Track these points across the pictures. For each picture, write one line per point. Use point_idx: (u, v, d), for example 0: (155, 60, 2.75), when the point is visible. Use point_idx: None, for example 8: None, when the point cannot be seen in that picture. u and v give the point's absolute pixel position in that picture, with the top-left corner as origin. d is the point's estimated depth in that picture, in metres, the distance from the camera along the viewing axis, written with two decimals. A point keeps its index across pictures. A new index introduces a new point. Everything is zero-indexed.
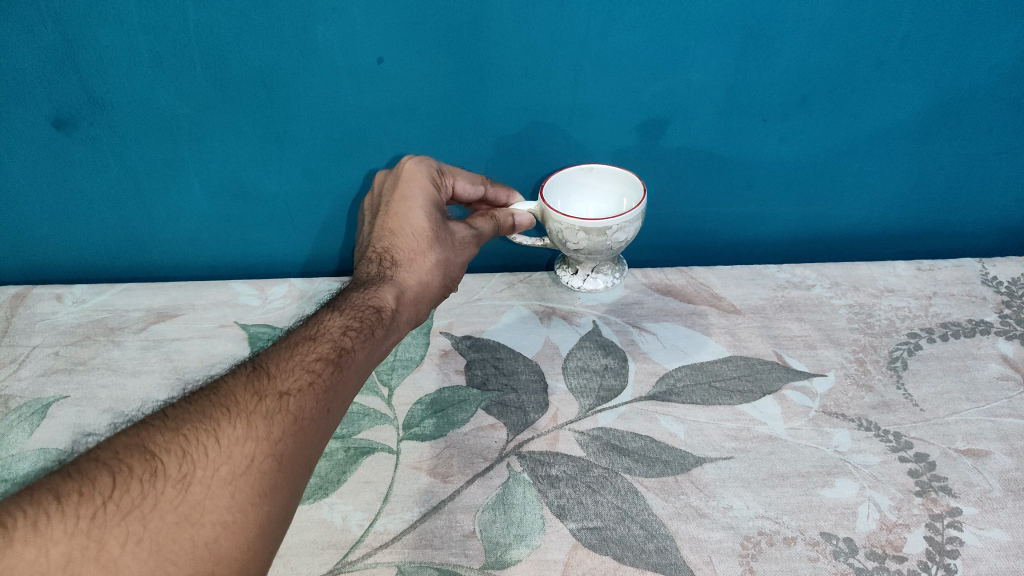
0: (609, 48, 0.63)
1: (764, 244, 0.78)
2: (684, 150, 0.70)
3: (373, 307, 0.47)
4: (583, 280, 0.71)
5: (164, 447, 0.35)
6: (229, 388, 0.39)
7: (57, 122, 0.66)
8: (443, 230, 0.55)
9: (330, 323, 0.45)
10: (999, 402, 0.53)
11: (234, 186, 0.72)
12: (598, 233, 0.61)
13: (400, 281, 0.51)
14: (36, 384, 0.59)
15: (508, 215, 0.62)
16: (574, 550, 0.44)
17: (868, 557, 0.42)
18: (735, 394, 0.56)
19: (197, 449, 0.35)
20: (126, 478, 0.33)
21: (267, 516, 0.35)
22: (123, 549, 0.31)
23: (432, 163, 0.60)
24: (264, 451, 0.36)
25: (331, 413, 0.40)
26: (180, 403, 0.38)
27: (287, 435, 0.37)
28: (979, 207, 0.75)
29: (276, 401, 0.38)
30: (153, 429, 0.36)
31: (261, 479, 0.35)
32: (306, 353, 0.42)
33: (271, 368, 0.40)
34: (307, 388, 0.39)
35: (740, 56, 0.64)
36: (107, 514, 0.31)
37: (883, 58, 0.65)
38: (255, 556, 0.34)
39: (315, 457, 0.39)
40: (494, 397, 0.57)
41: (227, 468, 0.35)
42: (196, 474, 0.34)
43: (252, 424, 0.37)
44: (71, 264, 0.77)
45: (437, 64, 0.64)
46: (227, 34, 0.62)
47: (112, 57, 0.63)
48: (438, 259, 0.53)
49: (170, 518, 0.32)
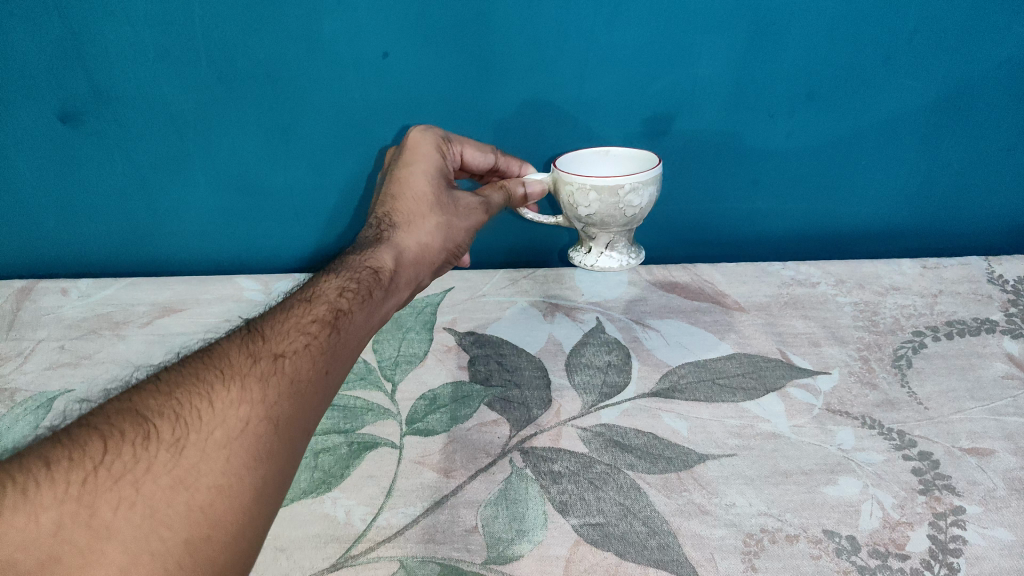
0: (614, 44, 0.64)
1: (769, 242, 0.76)
2: (691, 145, 0.70)
3: (370, 268, 0.45)
4: (596, 257, 0.67)
5: (156, 411, 0.30)
6: (222, 351, 0.35)
7: (62, 116, 0.67)
8: (446, 195, 0.54)
9: (326, 286, 0.43)
10: (1003, 401, 0.53)
11: (240, 180, 0.71)
12: (610, 191, 0.58)
13: (398, 243, 0.49)
14: (40, 376, 0.59)
15: (519, 183, 0.62)
16: (576, 546, 0.43)
17: (870, 555, 0.42)
18: (739, 391, 0.56)
19: (190, 413, 0.31)
20: (117, 443, 0.28)
21: (262, 482, 0.30)
22: (115, 514, 0.26)
23: (438, 132, 0.60)
24: (260, 414, 0.32)
25: (331, 376, 0.36)
26: (172, 368, 0.34)
27: (284, 398, 0.33)
28: (985, 206, 0.73)
29: (271, 363, 0.34)
30: (145, 394, 0.31)
31: (258, 442, 0.31)
32: (302, 316, 0.39)
33: (265, 331, 0.37)
34: (304, 349, 0.36)
35: (746, 51, 0.65)
36: (98, 479, 0.27)
37: (890, 53, 0.65)
38: (253, 523, 0.29)
39: (313, 422, 0.35)
40: (496, 393, 0.57)
41: (222, 431, 0.30)
42: (191, 437, 0.30)
43: (247, 386, 0.32)
44: (73, 260, 0.76)
45: (442, 59, 0.65)
46: (235, 31, 0.63)
47: (117, 52, 0.64)
48: (438, 223, 0.52)
49: (163, 482, 0.28)
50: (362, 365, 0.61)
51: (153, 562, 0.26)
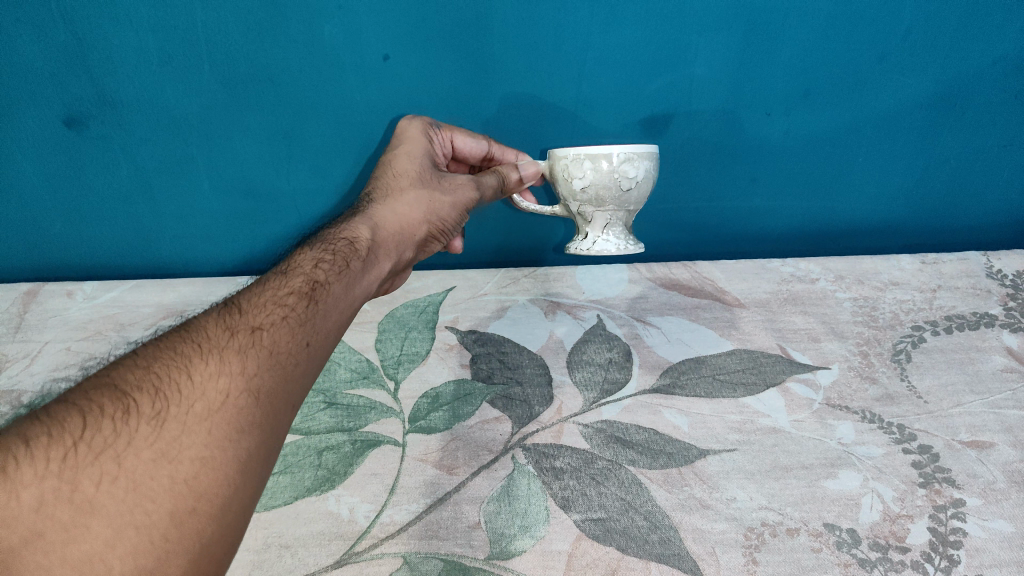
0: (611, 44, 0.65)
1: (768, 241, 0.76)
2: (690, 143, 0.70)
3: (347, 240, 0.46)
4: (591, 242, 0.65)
5: (135, 385, 0.30)
6: (199, 326, 0.35)
7: (67, 120, 0.68)
8: (429, 175, 0.55)
9: (301, 260, 0.43)
10: (1002, 395, 0.53)
11: (242, 182, 0.72)
12: (602, 157, 0.57)
13: (378, 215, 0.50)
14: (47, 378, 0.59)
15: (512, 168, 0.62)
16: (578, 541, 0.44)
17: (871, 547, 0.42)
18: (739, 387, 0.56)
19: (170, 386, 0.30)
20: (97, 418, 0.28)
21: (246, 454, 0.30)
22: (98, 489, 0.26)
23: (424, 119, 0.61)
24: (240, 386, 0.32)
25: (310, 347, 0.37)
26: (147, 345, 0.33)
27: (263, 370, 0.33)
28: (986, 202, 0.73)
29: (249, 336, 0.34)
30: (123, 369, 0.31)
31: (239, 414, 0.31)
32: (278, 289, 0.39)
33: (242, 305, 0.37)
34: (282, 322, 0.36)
35: (743, 50, 0.65)
36: (79, 455, 0.27)
37: (886, 52, 0.66)
38: (237, 493, 0.29)
39: (295, 393, 0.35)
40: (498, 390, 0.57)
41: (202, 404, 0.30)
42: (171, 410, 0.29)
43: (226, 359, 0.32)
44: (78, 264, 0.76)
45: (441, 60, 0.65)
46: (236, 35, 0.64)
47: (121, 58, 0.65)
48: (419, 196, 0.52)
49: (145, 456, 0.28)
50: (366, 364, 0.61)
51: (139, 535, 0.26)
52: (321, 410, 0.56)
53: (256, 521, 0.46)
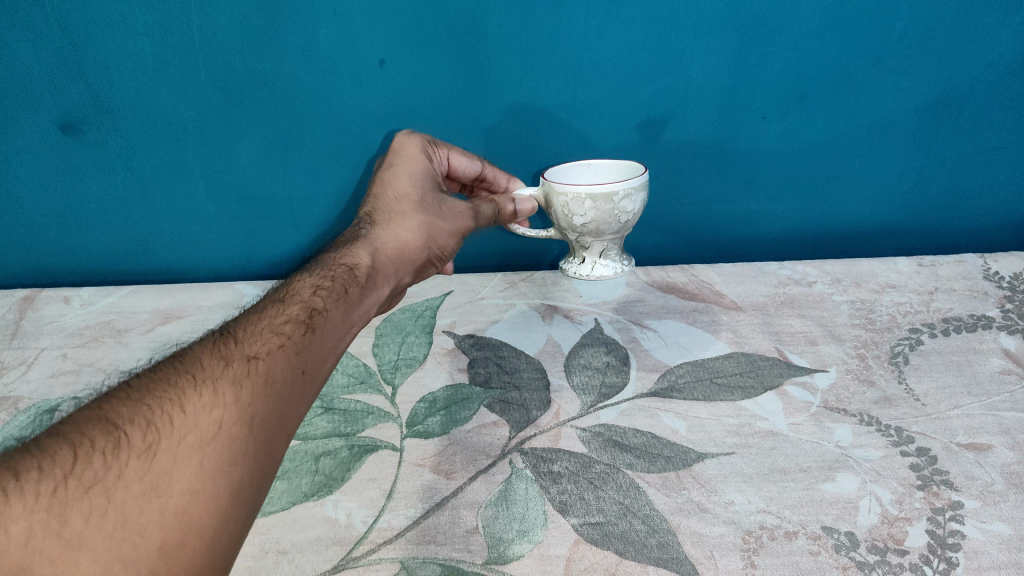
0: (609, 47, 0.65)
1: (766, 243, 0.77)
2: (685, 147, 0.70)
3: (346, 265, 0.45)
4: (592, 268, 0.72)
5: (126, 417, 0.30)
6: (194, 356, 0.34)
7: (63, 126, 0.68)
8: (428, 196, 0.54)
9: (300, 285, 0.42)
10: (1001, 397, 0.53)
11: (239, 189, 0.72)
12: (605, 198, 0.60)
13: (377, 237, 0.50)
14: (44, 384, 0.59)
15: (509, 201, 0.62)
16: (576, 545, 0.44)
17: (869, 550, 0.42)
18: (737, 390, 0.56)
19: (162, 418, 0.30)
20: (87, 451, 0.28)
21: (238, 486, 0.30)
22: (87, 523, 0.26)
23: (423, 137, 0.61)
24: (234, 417, 0.31)
25: (305, 376, 0.36)
26: (142, 374, 0.33)
27: (257, 400, 0.33)
28: (984, 204, 0.74)
29: (244, 365, 0.34)
30: (115, 400, 0.31)
31: (232, 446, 0.30)
32: (275, 316, 0.38)
33: (238, 332, 0.36)
34: (278, 350, 0.36)
35: (739, 53, 0.65)
36: (69, 489, 0.26)
37: (882, 54, 0.66)
38: (227, 526, 0.29)
39: (289, 422, 0.34)
40: (496, 394, 0.57)
41: (195, 436, 0.30)
42: (162, 443, 0.29)
43: (220, 390, 0.32)
44: (75, 270, 0.77)
45: (438, 64, 0.65)
46: (233, 41, 0.64)
47: (117, 64, 0.65)
48: (419, 219, 0.52)
49: (135, 490, 0.27)
50: (363, 369, 0.61)
51: (126, 570, 0.26)
52: (318, 416, 0.56)
53: (254, 527, 0.46)
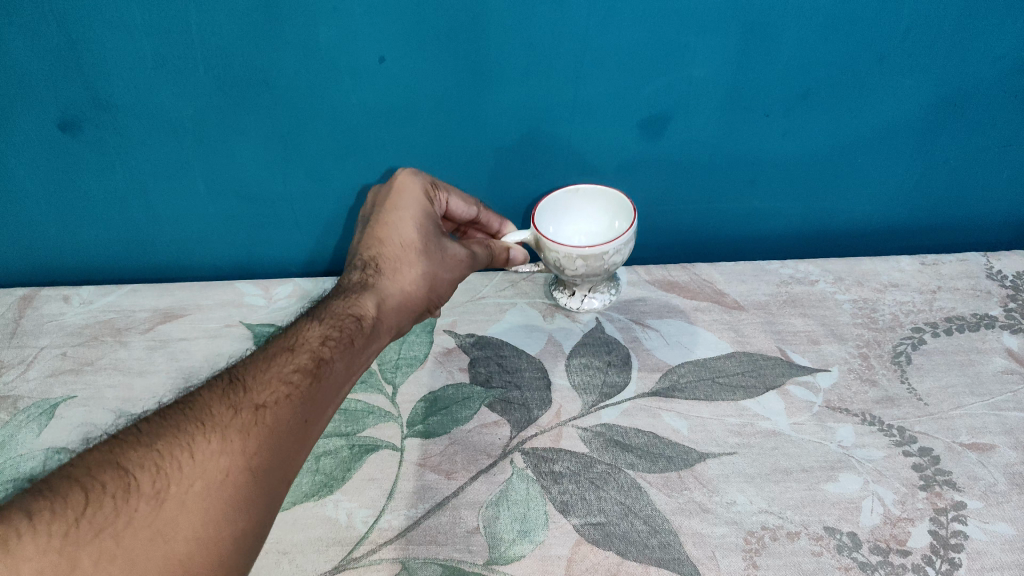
0: (612, 44, 0.63)
1: (768, 241, 0.78)
2: (686, 146, 0.70)
3: (353, 316, 0.47)
4: (581, 300, 0.67)
5: (137, 463, 0.36)
6: (205, 401, 0.39)
7: (61, 124, 0.67)
8: (434, 243, 0.55)
9: (309, 333, 0.45)
10: (1003, 397, 0.53)
11: (238, 186, 0.72)
12: (594, 259, 0.60)
13: (382, 289, 0.51)
14: (43, 385, 0.60)
15: (504, 247, 0.62)
16: (577, 546, 0.44)
17: (871, 550, 0.43)
18: (738, 390, 0.56)
19: (171, 465, 0.36)
20: (99, 496, 0.34)
21: (238, 530, 0.36)
22: (95, 566, 0.32)
23: (427, 176, 0.59)
24: (239, 466, 0.37)
25: (308, 425, 0.41)
26: (155, 417, 0.39)
27: (262, 449, 0.38)
28: (984, 201, 0.75)
29: (252, 415, 0.39)
30: (128, 445, 0.37)
31: (234, 494, 0.36)
32: (284, 364, 0.42)
33: (248, 379, 0.41)
34: (284, 401, 0.40)
35: (741, 50, 0.64)
36: (80, 531, 0.33)
37: (886, 53, 0.64)
38: (222, 566, 0.35)
39: (291, 466, 0.40)
40: (497, 394, 0.57)
41: (201, 484, 0.36)
42: (170, 490, 0.35)
43: (228, 438, 0.37)
44: (77, 264, 0.78)
45: (438, 59, 0.64)
46: (230, 38, 0.62)
47: (115, 61, 0.63)
48: (424, 271, 0.53)
49: (143, 535, 0.33)
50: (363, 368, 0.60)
51: None
52: None
53: None
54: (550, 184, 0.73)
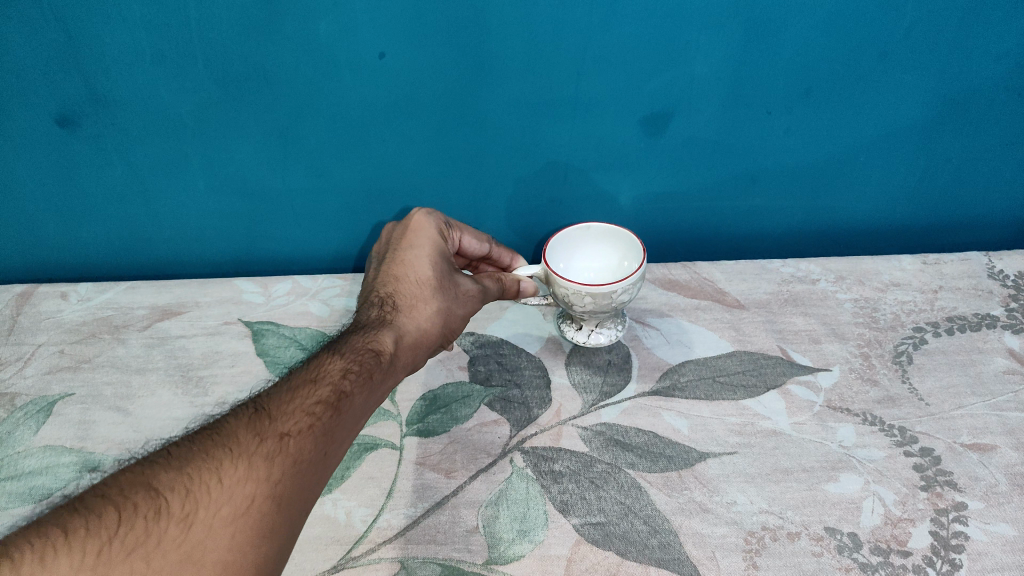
0: (613, 41, 0.62)
1: (769, 240, 0.78)
2: (688, 144, 0.70)
3: (372, 350, 0.46)
4: (587, 335, 0.61)
5: (168, 485, 0.35)
6: (232, 429, 0.39)
7: (61, 120, 0.67)
8: (448, 280, 0.54)
9: (330, 366, 0.44)
10: (1004, 397, 0.53)
11: (237, 184, 0.72)
12: (603, 298, 0.56)
13: (399, 326, 0.50)
14: (41, 382, 0.60)
15: (515, 279, 0.59)
16: (577, 546, 0.44)
17: (872, 551, 0.43)
18: (739, 389, 0.56)
19: (200, 489, 0.36)
20: (131, 516, 0.34)
21: (262, 558, 0.35)
22: None
23: (440, 217, 0.60)
24: (265, 492, 0.36)
25: (329, 456, 0.40)
26: (184, 442, 0.39)
27: (287, 477, 0.37)
28: (986, 201, 0.75)
29: (277, 443, 0.38)
30: (159, 467, 0.37)
31: (261, 521, 0.36)
32: (307, 396, 0.42)
33: (272, 409, 0.41)
34: (307, 430, 0.40)
35: (744, 47, 0.63)
36: (112, 551, 0.32)
37: (887, 50, 0.64)
38: None
39: (312, 495, 0.39)
40: (497, 393, 0.57)
41: (228, 508, 0.35)
42: (199, 513, 0.35)
43: (254, 465, 0.37)
44: (76, 261, 0.78)
45: (438, 56, 0.63)
46: (229, 33, 0.61)
47: (114, 57, 0.62)
48: (439, 307, 0.52)
49: (172, 557, 0.33)
50: None
51: None
52: None
53: None
54: (552, 182, 0.73)
